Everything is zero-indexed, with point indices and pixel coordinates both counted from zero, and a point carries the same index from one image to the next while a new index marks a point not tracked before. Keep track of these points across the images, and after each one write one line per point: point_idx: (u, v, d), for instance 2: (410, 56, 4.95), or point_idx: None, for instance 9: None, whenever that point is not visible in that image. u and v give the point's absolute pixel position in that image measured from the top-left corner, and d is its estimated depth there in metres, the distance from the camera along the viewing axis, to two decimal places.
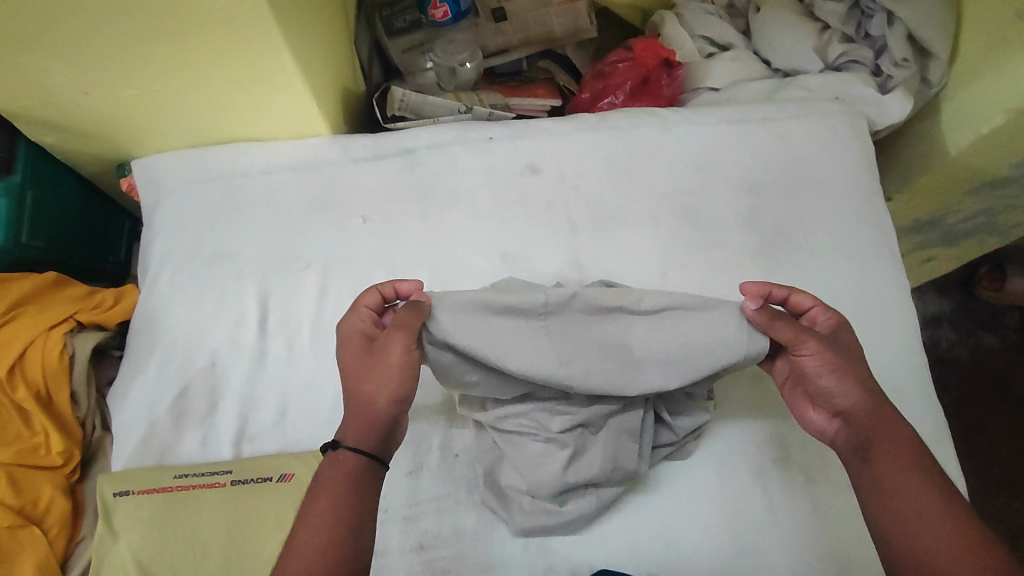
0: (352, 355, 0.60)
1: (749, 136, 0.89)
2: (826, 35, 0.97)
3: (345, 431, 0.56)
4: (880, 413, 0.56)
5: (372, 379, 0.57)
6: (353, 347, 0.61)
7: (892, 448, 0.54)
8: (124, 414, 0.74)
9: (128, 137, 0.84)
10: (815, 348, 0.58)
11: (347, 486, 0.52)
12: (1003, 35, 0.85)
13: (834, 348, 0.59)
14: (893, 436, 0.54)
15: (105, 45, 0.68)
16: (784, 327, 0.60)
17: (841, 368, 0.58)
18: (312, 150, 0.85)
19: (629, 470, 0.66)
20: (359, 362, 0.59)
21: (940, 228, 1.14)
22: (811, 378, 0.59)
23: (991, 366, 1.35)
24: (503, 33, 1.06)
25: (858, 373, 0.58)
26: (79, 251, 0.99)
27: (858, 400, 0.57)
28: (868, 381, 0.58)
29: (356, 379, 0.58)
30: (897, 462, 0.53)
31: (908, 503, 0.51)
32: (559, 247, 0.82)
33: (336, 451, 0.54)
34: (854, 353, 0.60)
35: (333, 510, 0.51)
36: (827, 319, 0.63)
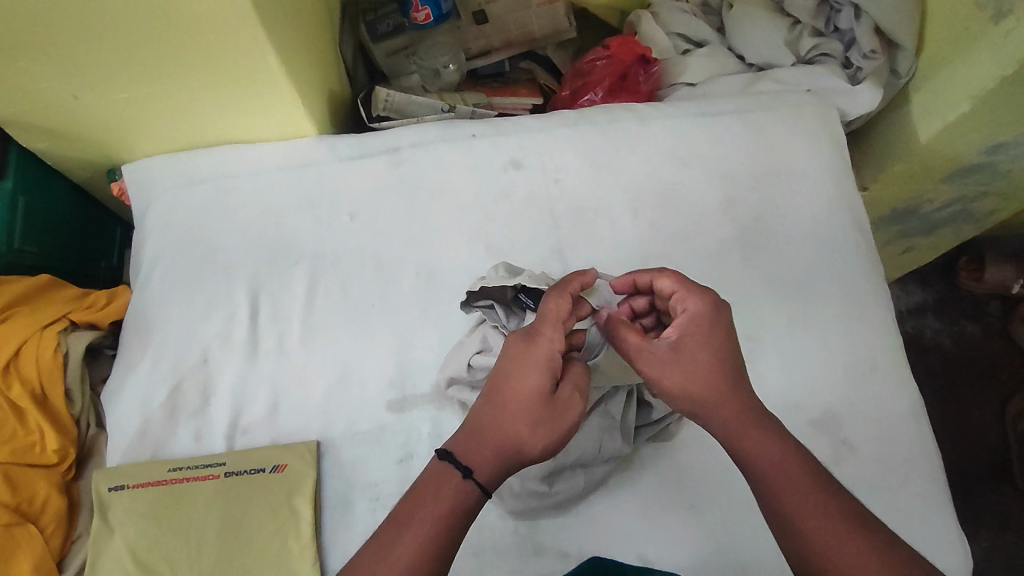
0: (529, 381, 0.57)
1: (726, 127, 0.91)
2: (797, 30, 1.01)
3: (482, 450, 0.55)
4: (744, 425, 0.56)
5: (543, 425, 0.56)
6: (535, 378, 0.57)
7: (767, 462, 0.53)
8: (119, 411, 0.75)
9: (118, 141, 0.85)
10: (652, 362, 0.59)
11: (445, 519, 0.52)
12: (964, 26, 0.89)
13: (671, 364, 0.58)
14: (757, 446, 0.54)
15: (96, 50, 0.70)
16: (629, 335, 0.61)
17: (690, 387, 0.57)
18: (299, 151, 0.87)
19: (617, 449, 0.68)
20: (537, 400, 0.56)
21: (917, 217, 1.17)
22: (668, 398, 0.59)
23: (972, 353, 1.38)
24: (485, 36, 1.09)
25: (691, 372, 0.57)
26: (69, 256, 1.00)
27: (719, 424, 0.56)
28: (699, 380, 0.57)
29: (522, 421, 0.55)
30: (775, 473, 0.53)
31: (788, 513, 0.51)
32: (543, 239, 0.84)
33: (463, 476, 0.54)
34: (694, 350, 0.58)
35: (426, 543, 0.51)
36: (688, 304, 0.60)
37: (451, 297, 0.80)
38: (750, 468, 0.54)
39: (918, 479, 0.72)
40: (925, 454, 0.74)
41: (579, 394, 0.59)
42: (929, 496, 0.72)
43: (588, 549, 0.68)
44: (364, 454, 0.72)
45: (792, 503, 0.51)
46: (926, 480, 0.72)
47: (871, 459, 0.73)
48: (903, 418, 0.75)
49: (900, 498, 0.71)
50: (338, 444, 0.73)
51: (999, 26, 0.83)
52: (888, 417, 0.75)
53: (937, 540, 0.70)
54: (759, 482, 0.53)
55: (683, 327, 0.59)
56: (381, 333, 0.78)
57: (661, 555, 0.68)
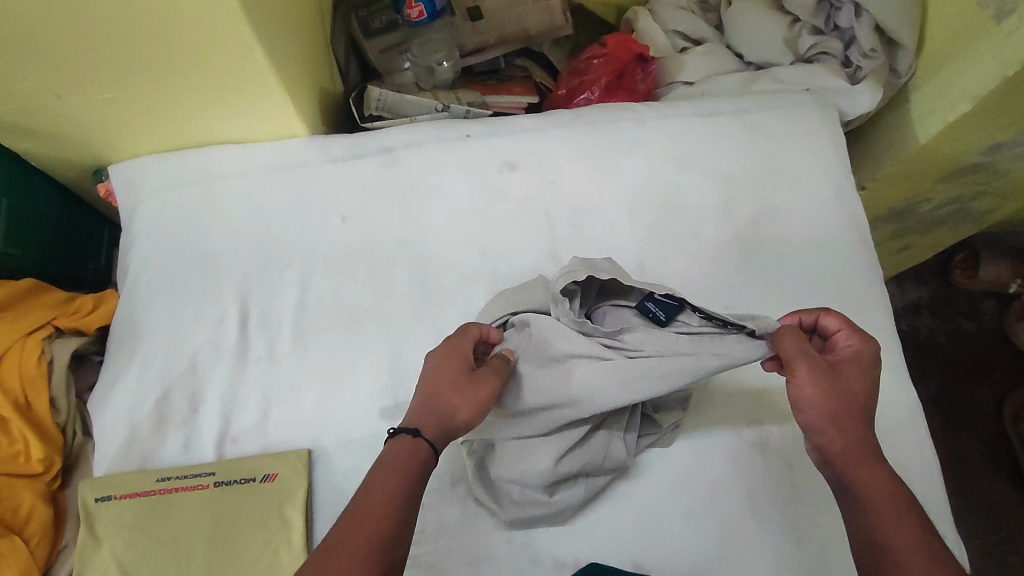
0: (446, 367, 0.59)
1: (724, 128, 0.90)
2: (796, 28, 0.99)
3: (413, 425, 0.56)
4: (864, 456, 0.53)
5: (466, 396, 0.58)
6: (452, 363, 0.60)
7: (880, 489, 0.51)
8: (106, 419, 0.74)
9: (103, 141, 0.84)
10: (803, 370, 0.56)
11: (405, 475, 0.52)
12: (965, 25, 0.87)
13: (821, 377, 0.55)
14: (874, 475, 0.52)
15: (78, 50, 0.68)
16: (788, 341, 0.58)
17: (828, 404, 0.55)
18: (289, 151, 0.85)
19: (620, 459, 0.68)
20: (455, 378, 0.59)
21: (914, 216, 1.17)
22: (800, 407, 0.56)
23: (968, 352, 1.38)
24: (480, 33, 1.07)
25: (841, 406, 0.55)
26: (55, 259, 0.98)
27: (837, 441, 0.54)
28: (845, 415, 0.55)
29: (449, 391, 0.58)
30: (887, 506, 0.50)
31: (890, 537, 0.48)
32: (538, 242, 0.83)
33: (413, 438, 0.55)
34: (851, 388, 0.56)
35: (388, 505, 0.50)
36: (851, 342, 0.58)
37: (444, 301, 0.79)
38: (861, 488, 0.52)
39: (917, 485, 0.72)
40: (923, 459, 0.73)
41: (500, 376, 0.61)
42: (929, 502, 0.71)
43: (584, 557, 0.67)
44: (356, 462, 0.71)
45: (895, 528, 0.48)
46: (924, 485, 0.72)
47: None
48: (902, 423, 0.75)
49: None
50: (330, 452, 0.71)
51: (1001, 25, 0.82)
52: (887, 422, 0.74)
53: None
54: (865, 503, 0.51)
55: (840, 358, 0.58)
56: (374, 338, 0.77)
57: (659, 564, 0.67)
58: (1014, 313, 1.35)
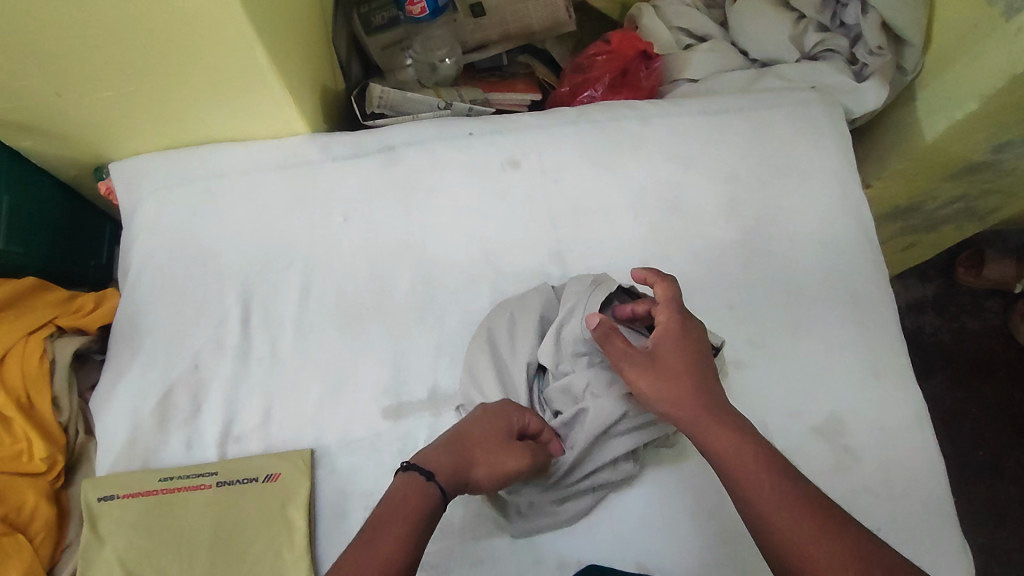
0: (492, 433, 0.62)
1: (728, 126, 0.89)
2: (802, 24, 0.98)
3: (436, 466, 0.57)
4: (709, 419, 0.57)
5: (495, 470, 0.60)
6: (498, 431, 0.62)
7: (729, 456, 0.55)
8: (108, 419, 0.74)
9: (105, 139, 0.83)
10: (629, 371, 0.61)
11: (415, 521, 0.53)
12: (974, 22, 0.86)
13: (645, 371, 0.60)
14: (719, 438, 0.56)
15: (78, 48, 0.67)
16: (609, 346, 0.62)
17: (660, 394, 0.59)
18: (292, 150, 0.85)
19: (629, 471, 0.68)
20: (497, 448, 0.61)
21: (919, 214, 1.16)
22: (646, 401, 0.60)
23: (972, 350, 1.37)
24: (482, 29, 1.06)
25: (676, 379, 0.59)
26: (57, 257, 0.98)
27: (688, 423, 0.58)
28: (681, 386, 0.59)
29: (480, 455, 0.60)
30: (744, 467, 0.54)
31: (750, 501, 0.52)
32: (542, 241, 0.82)
33: (435, 486, 0.56)
34: (677, 360, 0.60)
35: (398, 540, 0.51)
36: (661, 319, 0.63)
37: (447, 300, 0.79)
38: (718, 464, 0.55)
39: (922, 488, 0.71)
40: (927, 460, 0.73)
41: (536, 462, 0.63)
42: (933, 505, 0.70)
43: (587, 558, 0.67)
44: (359, 462, 0.71)
45: (752, 495, 0.53)
46: (928, 487, 0.71)
47: (874, 467, 0.72)
48: (907, 426, 0.74)
49: (903, 507, 0.70)
50: (332, 453, 0.71)
51: (1011, 22, 0.81)
52: (891, 423, 0.74)
53: (941, 550, 0.69)
54: (727, 476, 0.54)
55: (656, 341, 0.62)
56: (376, 338, 0.76)
57: (661, 566, 0.67)
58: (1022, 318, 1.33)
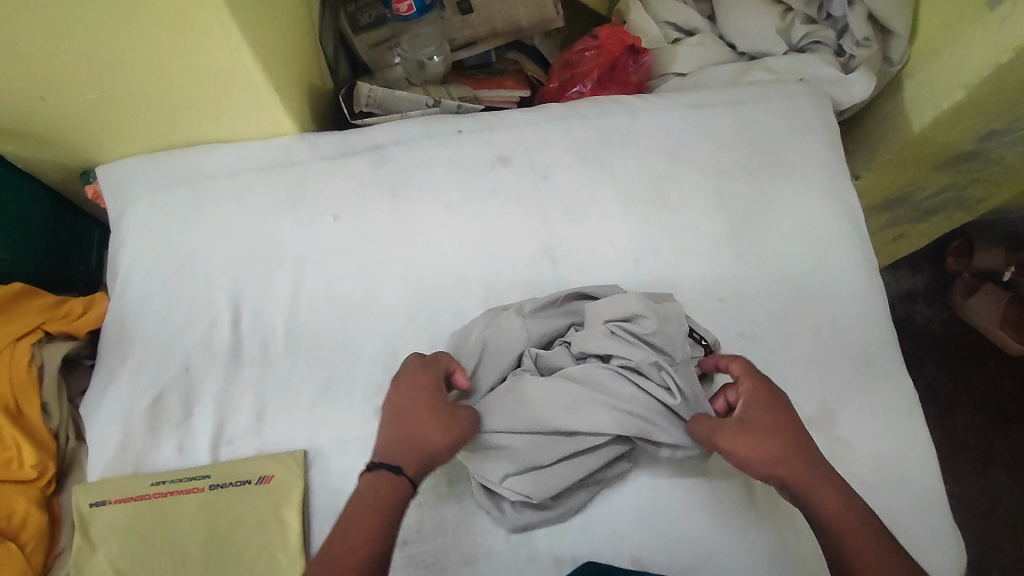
0: (416, 394, 0.62)
1: (717, 119, 0.90)
2: (790, 16, 0.98)
3: (391, 458, 0.59)
4: (816, 486, 0.58)
5: (442, 433, 0.60)
6: (421, 392, 0.62)
7: (840, 522, 0.55)
8: (99, 424, 0.73)
9: (91, 142, 0.82)
10: (730, 444, 0.60)
11: (381, 513, 0.55)
12: (958, 13, 0.87)
13: (744, 442, 0.60)
14: (829, 501, 0.56)
15: (60, 50, 0.66)
16: (698, 427, 0.62)
17: (763, 464, 0.59)
18: (279, 150, 0.84)
19: (621, 470, 0.69)
20: (427, 411, 0.61)
21: (909, 205, 1.16)
22: (746, 469, 0.60)
23: (963, 339, 1.38)
24: (470, 25, 1.05)
25: (771, 444, 0.59)
26: (46, 262, 0.98)
27: (795, 490, 0.58)
28: (782, 452, 0.59)
29: (421, 426, 0.60)
30: (855, 537, 0.54)
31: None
32: (533, 237, 0.82)
33: (395, 478, 0.57)
34: (774, 424, 0.61)
35: (369, 538, 0.53)
36: (747, 389, 0.63)
37: (438, 298, 0.78)
38: (828, 531, 0.55)
39: (914, 475, 0.72)
40: (919, 448, 0.73)
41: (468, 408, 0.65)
42: (924, 492, 0.71)
43: (582, 554, 0.67)
44: (352, 462, 0.70)
45: (867, 564, 0.53)
46: (920, 475, 0.72)
47: (866, 456, 0.72)
48: (898, 414, 0.75)
49: (896, 495, 0.71)
50: (325, 454, 0.71)
51: (994, 13, 0.81)
52: (882, 412, 0.75)
53: (933, 537, 0.69)
54: (841, 545, 0.54)
55: (744, 408, 0.62)
56: (367, 338, 0.76)
57: (656, 559, 0.67)
58: (959, 290, 1.37)
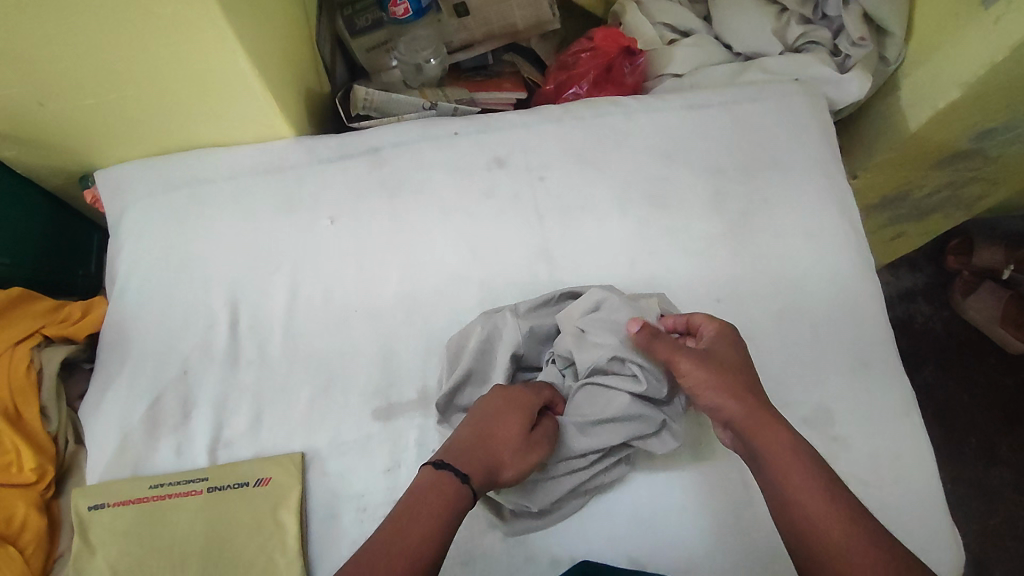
0: (512, 417, 0.62)
1: (713, 120, 0.90)
2: (784, 18, 0.99)
3: (465, 461, 0.58)
4: (763, 417, 0.57)
5: (520, 461, 0.61)
6: (518, 417, 0.63)
7: (778, 447, 0.54)
8: (98, 427, 0.73)
9: (89, 147, 0.83)
10: (687, 365, 0.61)
11: (447, 516, 0.53)
12: (953, 11, 0.87)
13: (701, 362, 0.61)
14: (774, 433, 0.55)
15: (58, 56, 0.67)
16: (659, 348, 0.63)
17: (713, 384, 0.59)
18: (276, 153, 0.85)
19: (620, 474, 0.69)
20: (517, 436, 0.61)
21: (907, 203, 1.16)
22: (700, 397, 0.60)
23: (963, 338, 1.38)
24: (466, 28, 1.06)
25: (723, 373, 0.60)
26: (46, 266, 0.98)
27: (739, 411, 0.58)
28: (739, 384, 0.59)
29: (502, 446, 0.60)
30: (787, 462, 0.53)
31: (795, 500, 0.51)
32: (530, 239, 0.82)
33: (466, 484, 0.56)
34: (730, 363, 0.61)
35: (430, 536, 0.51)
36: (710, 331, 0.65)
37: (435, 300, 0.79)
38: (763, 449, 0.55)
39: (912, 475, 0.72)
40: (916, 447, 0.73)
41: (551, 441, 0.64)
42: (922, 492, 0.71)
43: (580, 555, 0.67)
44: (349, 464, 0.70)
45: (792, 486, 0.52)
46: (918, 473, 0.72)
47: (864, 455, 0.72)
48: (896, 414, 0.74)
49: (893, 494, 0.71)
50: (322, 455, 0.71)
51: (989, 11, 0.81)
52: (880, 411, 0.75)
53: (932, 535, 0.69)
54: (771, 469, 0.53)
55: (709, 346, 0.63)
56: (364, 341, 0.76)
57: (654, 559, 0.67)
58: (959, 289, 1.37)
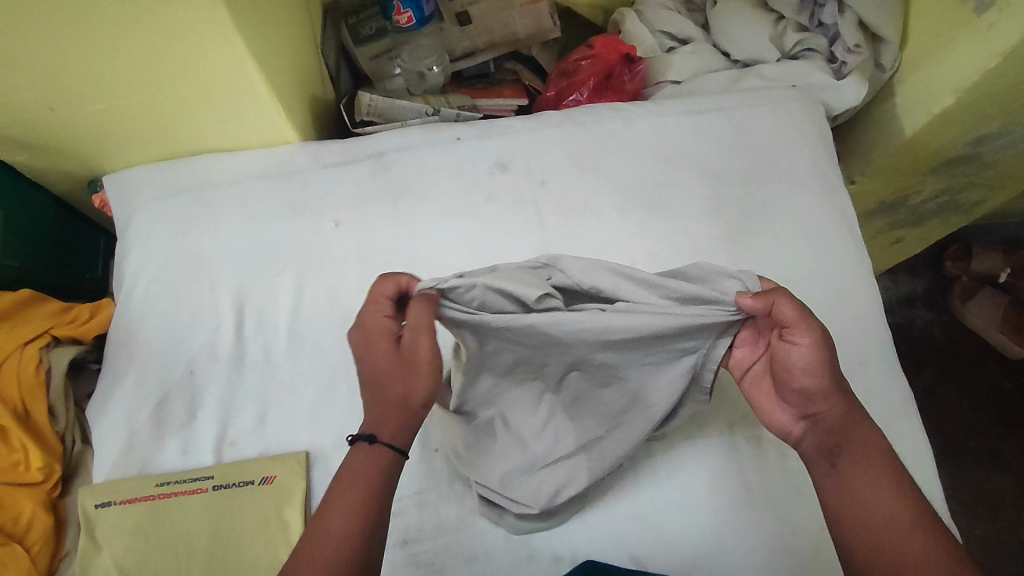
0: (385, 345, 0.56)
1: (711, 125, 0.91)
2: (781, 25, 1.01)
3: (365, 424, 0.55)
4: (853, 416, 0.56)
5: (407, 381, 0.55)
6: (383, 343, 0.56)
7: (867, 450, 0.55)
8: (104, 427, 0.74)
9: (98, 152, 0.84)
10: (806, 337, 0.56)
11: (367, 485, 0.51)
12: (946, 19, 0.88)
13: (821, 341, 0.56)
14: (867, 436, 0.55)
15: (71, 61, 0.68)
16: (785, 309, 0.56)
17: (830, 368, 0.56)
18: (283, 158, 0.86)
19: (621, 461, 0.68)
20: (388, 362, 0.55)
21: (905, 209, 1.17)
22: (799, 372, 0.56)
23: (963, 343, 1.38)
24: (468, 37, 1.08)
25: (832, 361, 0.57)
26: (54, 270, 0.99)
27: (840, 404, 0.56)
28: (838, 377, 0.57)
29: (383, 385, 0.55)
30: (874, 468, 0.54)
31: (878, 505, 0.52)
32: (531, 242, 0.84)
33: (372, 446, 0.53)
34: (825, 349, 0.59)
35: (350, 513, 0.50)
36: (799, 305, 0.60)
37: None
38: (853, 448, 0.55)
39: (911, 473, 0.72)
40: (915, 446, 0.74)
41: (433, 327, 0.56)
42: (921, 490, 0.72)
43: (582, 553, 0.68)
44: None
45: (874, 490, 0.53)
46: (916, 473, 0.72)
47: None
48: (894, 413, 0.75)
49: None
50: (327, 454, 0.72)
51: (982, 18, 0.82)
52: (879, 411, 0.75)
53: None
54: (856, 469, 0.54)
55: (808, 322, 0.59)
56: None
57: (655, 557, 0.67)
58: (958, 294, 1.38)
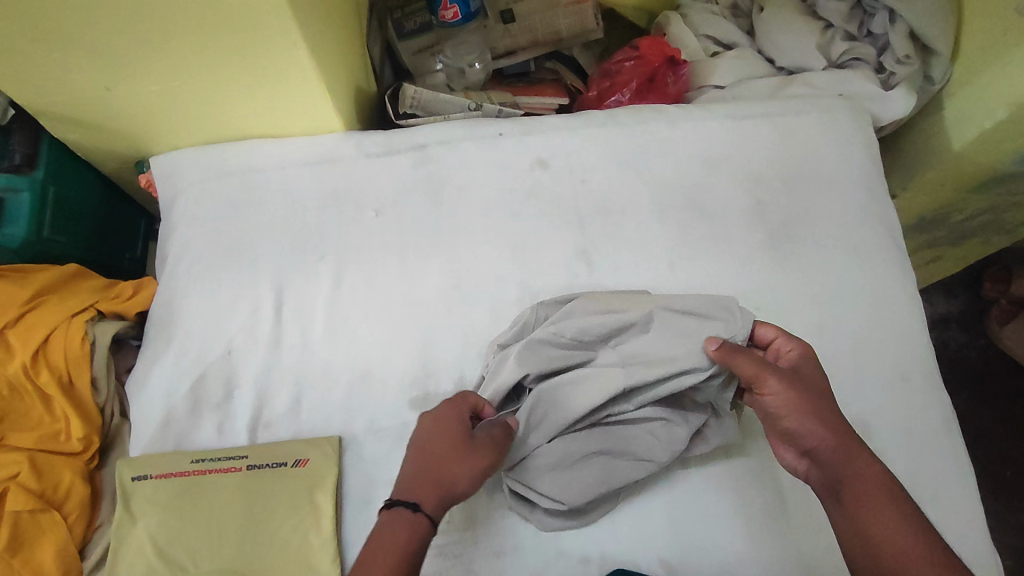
0: (447, 428, 0.61)
1: (756, 130, 0.90)
2: (829, 33, 0.99)
3: (412, 490, 0.57)
4: (849, 449, 0.56)
5: (467, 466, 0.59)
6: (452, 428, 0.61)
7: (863, 484, 0.54)
8: (142, 402, 0.75)
9: (148, 134, 0.86)
10: (775, 383, 0.58)
11: (402, 553, 0.53)
12: (1004, 31, 0.87)
13: (791, 382, 0.58)
14: (863, 468, 0.55)
15: (132, 42, 0.70)
16: (744, 363, 0.60)
17: (804, 408, 0.57)
18: (327, 146, 0.87)
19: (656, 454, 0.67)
20: (452, 446, 0.59)
21: (946, 226, 1.15)
22: (780, 417, 0.58)
23: (1000, 367, 1.35)
24: (511, 35, 1.09)
25: (810, 399, 0.58)
26: (96, 249, 1.02)
27: (827, 438, 0.56)
28: (829, 412, 0.58)
29: (439, 463, 0.58)
30: (873, 504, 0.53)
31: (884, 542, 0.51)
32: (570, 240, 0.83)
33: (413, 513, 0.55)
34: (815, 385, 0.60)
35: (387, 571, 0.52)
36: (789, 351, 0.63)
37: (474, 295, 0.80)
38: (850, 481, 0.54)
39: (951, 493, 0.71)
40: (956, 466, 0.72)
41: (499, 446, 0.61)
42: (963, 511, 0.70)
43: (611, 555, 0.67)
44: (386, 451, 0.72)
45: (876, 528, 0.52)
46: (958, 494, 0.71)
47: (903, 471, 0.71)
48: (936, 431, 0.74)
49: (933, 512, 0.69)
50: (359, 441, 0.72)
51: None
52: (920, 428, 0.74)
53: (971, 557, 0.68)
54: (855, 508, 0.53)
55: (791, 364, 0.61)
56: (405, 330, 0.78)
57: (686, 564, 0.66)
58: (996, 318, 1.33)
